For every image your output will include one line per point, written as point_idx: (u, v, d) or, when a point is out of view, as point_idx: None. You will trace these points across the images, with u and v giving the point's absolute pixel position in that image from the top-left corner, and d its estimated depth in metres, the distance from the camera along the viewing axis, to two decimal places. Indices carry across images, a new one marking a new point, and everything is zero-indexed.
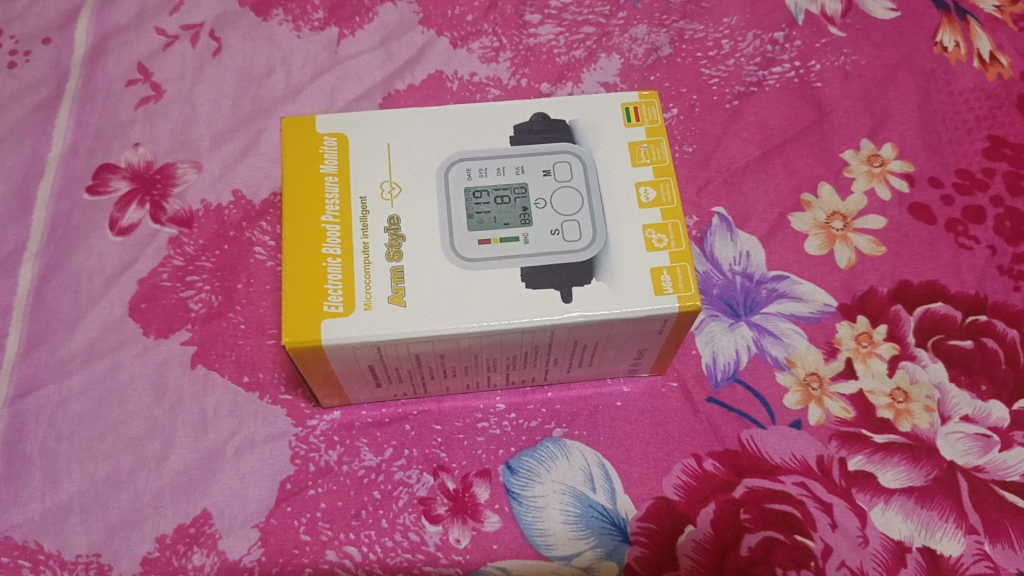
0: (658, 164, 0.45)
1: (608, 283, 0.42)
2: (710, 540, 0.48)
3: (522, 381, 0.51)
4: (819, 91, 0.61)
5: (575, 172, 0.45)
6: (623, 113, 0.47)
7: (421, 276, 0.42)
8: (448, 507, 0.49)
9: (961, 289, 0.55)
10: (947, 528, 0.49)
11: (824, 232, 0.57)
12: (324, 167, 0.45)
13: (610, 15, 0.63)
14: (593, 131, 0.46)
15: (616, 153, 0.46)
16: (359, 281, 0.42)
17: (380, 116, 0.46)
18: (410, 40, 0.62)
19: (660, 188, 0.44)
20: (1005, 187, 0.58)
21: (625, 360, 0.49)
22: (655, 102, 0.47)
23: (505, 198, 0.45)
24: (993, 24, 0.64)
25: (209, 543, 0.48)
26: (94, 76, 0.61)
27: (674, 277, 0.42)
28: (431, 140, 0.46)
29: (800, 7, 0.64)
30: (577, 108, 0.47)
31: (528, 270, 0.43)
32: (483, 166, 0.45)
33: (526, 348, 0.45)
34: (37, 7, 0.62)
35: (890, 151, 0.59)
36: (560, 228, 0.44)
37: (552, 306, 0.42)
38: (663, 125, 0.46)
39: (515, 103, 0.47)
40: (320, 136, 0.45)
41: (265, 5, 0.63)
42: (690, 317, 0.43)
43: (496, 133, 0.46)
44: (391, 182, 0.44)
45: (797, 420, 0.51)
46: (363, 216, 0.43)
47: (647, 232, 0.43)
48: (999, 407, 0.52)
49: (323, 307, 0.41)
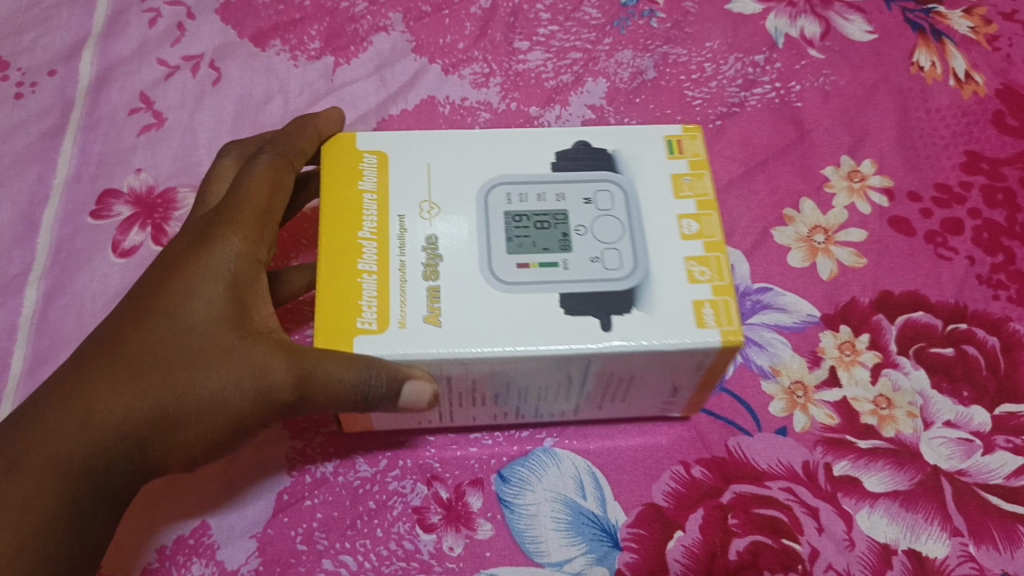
0: (701, 197, 0.46)
1: (647, 312, 0.43)
2: (699, 545, 0.49)
3: (554, 416, 0.51)
4: (799, 110, 0.63)
5: (616, 201, 0.46)
6: (666, 145, 0.48)
7: (459, 297, 0.43)
8: (441, 515, 0.50)
9: (941, 297, 0.56)
10: (932, 531, 0.50)
11: (806, 246, 0.58)
12: (363, 183, 0.46)
13: (596, 41, 0.66)
14: (635, 161, 0.48)
15: (658, 184, 0.47)
16: (394, 299, 0.43)
17: (424, 135, 0.48)
18: (403, 67, 0.65)
19: (702, 221, 0.46)
20: (982, 200, 0.60)
21: (659, 398, 0.49)
22: (698, 136, 0.49)
23: (545, 224, 0.46)
24: (967, 44, 0.65)
25: (208, 553, 0.49)
26: (98, 106, 0.63)
27: (716, 310, 0.43)
28: (471, 162, 0.47)
29: (780, 31, 0.66)
30: (619, 138, 0.49)
31: (567, 296, 0.44)
32: (523, 191, 0.47)
33: (559, 379, 0.45)
34: (43, 40, 0.65)
35: (869, 167, 0.61)
36: (601, 255, 0.45)
37: (591, 333, 0.42)
38: (706, 159, 0.48)
39: (558, 130, 0.49)
40: (362, 152, 0.47)
41: (264, 36, 0.65)
42: (729, 352, 0.43)
43: (538, 161, 0.48)
44: (430, 202, 0.46)
45: (782, 427, 0.52)
46: (401, 234, 0.45)
47: (689, 264, 0.44)
48: (980, 411, 0.53)
49: (357, 322, 0.42)
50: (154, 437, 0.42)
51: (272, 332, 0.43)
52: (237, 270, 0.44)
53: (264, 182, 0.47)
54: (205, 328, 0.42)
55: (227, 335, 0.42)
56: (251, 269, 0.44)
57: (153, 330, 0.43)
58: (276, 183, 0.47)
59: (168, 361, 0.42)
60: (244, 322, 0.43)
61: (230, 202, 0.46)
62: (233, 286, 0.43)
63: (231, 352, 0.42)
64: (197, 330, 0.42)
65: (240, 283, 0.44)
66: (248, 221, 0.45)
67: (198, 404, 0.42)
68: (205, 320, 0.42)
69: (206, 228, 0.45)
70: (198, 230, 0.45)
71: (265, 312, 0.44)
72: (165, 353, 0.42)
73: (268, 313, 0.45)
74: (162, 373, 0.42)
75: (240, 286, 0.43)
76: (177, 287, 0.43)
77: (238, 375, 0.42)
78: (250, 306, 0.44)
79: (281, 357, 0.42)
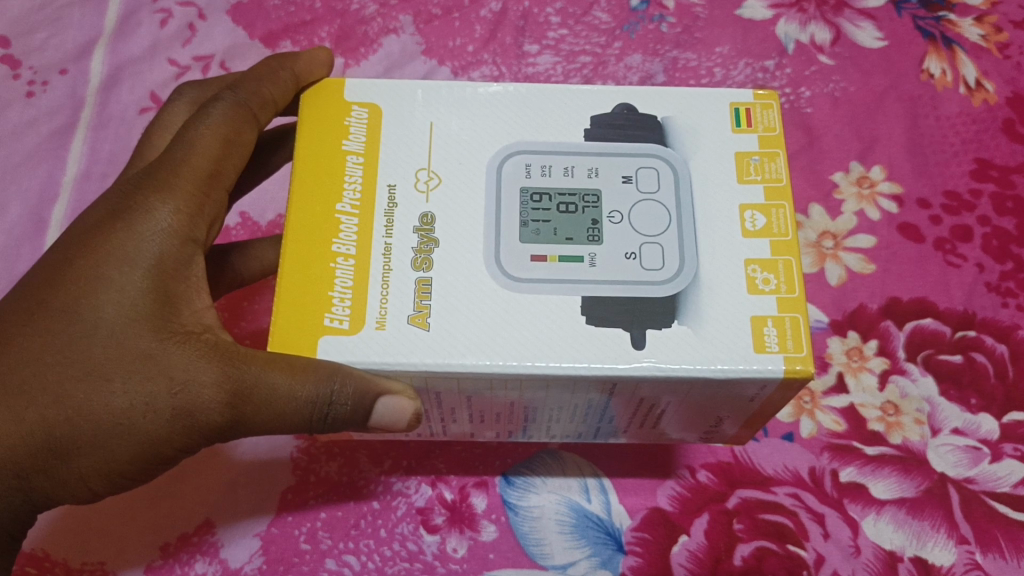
0: (772, 182, 0.42)
1: (693, 329, 0.39)
2: (703, 550, 0.49)
3: (567, 435, 0.49)
4: (808, 116, 0.63)
5: (662, 182, 0.42)
6: (732, 115, 0.44)
7: (452, 291, 0.39)
8: (445, 517, 0.50)
9: (950, 305, 0.56)
10: (939, 539, 0.49)
11: (814, 251, 0.58)
12: (347, 143, 0.42)
13: (606, 45, 0.66)
14: (690, 132, 0.43)
15: (720, 163, 0.42)
16: (373, 293, 0.39)
17: (436, 87, 0.44)
18: (412, 69, 0.65)
19: (771, 214, 0.41)
20: (991, 207, 0.59)
21: (700, 427, 0.46)
22: (773, 105, 0.44)
23: (572, 207, 0.42)
24: (978, 51, 0.65)
25: (211, 552, 0.49)
26: (109, 105, 0.63)
27: (781, 331, 0.38)
28: (485, 127, 0.43)
29: (790, 36, 0.66)
30: (674, 104, 0.44)
31: (592, 298, 0.39)
32: (546, 164, 0.43)
33: (578, 402, 0.42)
34: (55, 39, 0.65)
35: (878, 173, 0.61)
36: (638, 251, 0.41)
37: (621, 351, 0.38)
38: (779, 133, 0.43)
39: (600, 89, 0.45)
40: (349, 105, 0.43)
41: (274, 37, 0.66)
42: (793, 383, 0.38)
43: (572, 129, 0.44)
44: (429, 172, 0.42)
45: (789, 432, 0.52)
46: (389, 208, 0.41)
47: (750, 268, 0.40)
48: (989, 419, 0.52)
49: (324, 320, 0.39)
50: (52, 459, 0.38)
51: (203, 332, 0.39)
52: (163, 257, 0.39)
53: (216, 134, 0.42)
54: (120, 327, 0.38)
55: (145, 337, 0.38)
56: (180, 254, 0.40)
57: (56, 329, 0.38)
58: (229, 140, 0.43)
59: (72, 368, 0.38)
60: (169, 321, 0.39)
61: (165, 166, 0.41)
62: (158, 277, 0.39)
63: (146, 361, 0.38)
64: (110, 331, 0.38)
65: (166, 272, 0.39)
66: (181, 194, 0.41)
67: (100, 420, 0.38)
68: (115, 320, 0.38)
69: (131, 197, 0.41)
70: (119, 200, 0.41)
71: (198, 306, 0.40)
72: (70, 357, 0.38)
73: (203, 307, 0.40)
74: (61, 384, 0.37)
75: (165, 276, 0.39)
76: (89, 276, 0.39)
77: (152, 387, 0.38)
78: (177, 300, 0.39)
79: (213, 366, 0.38)
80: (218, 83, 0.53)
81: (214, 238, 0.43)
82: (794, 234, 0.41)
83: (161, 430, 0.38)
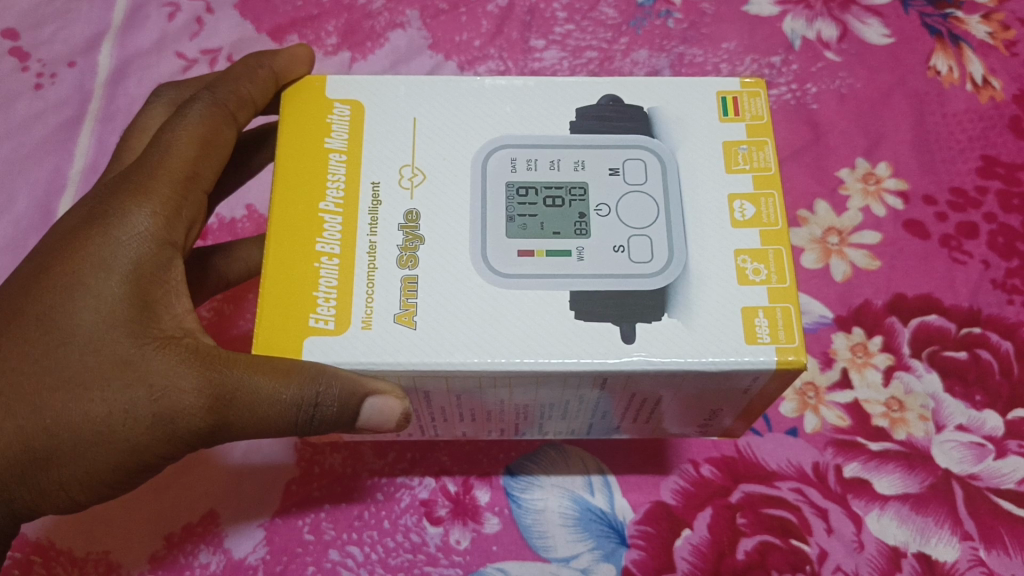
0: (760, 170, 0.42)
1: (683, 323, 0.39)
2: (707, 544, 0.49)
3: (559, 432, 0.49)
4: (815, 112, 0.63)
5: (650, 173, 0.42)
6: (720, 104, 0.44)
7: (437, 288, 0.39)
8: (448, 509, 0.50)
9: (956, 301, 0.56)
10: (943, 535, 0.49)
11: (819, 247, 0.58)
12: (330, 142, 0.42)
13: (612, 40, 0.66)
14: (678, 122, 0.43)
15: (708, 153, 0.42)
16: (358, 292, 0.39)
17: (419, 83, 0.44)
18: (419, 64, 0.65)
19: (760, 204, 0.41)
20: (998, 204, 0.59)
21: (695, 420, 0.46)
22: (760, 93, 0.44)
23: (559, 201, 0.42)
24: (985, 49, 0.65)
25: (215, 542, 0.49)
26: (116, 98, 0.64)
27: (771, 320, 0.38)
28: (470, 121, 0.43)
29: (797, 33, 0.66)
30: (660, 94, 0.44)
31: (580, 293, 0.39)
32: (531, 158, 0.43)
33: (569, 398, 0.42)
34: (63, 32, 0.65)
35: (884, 169, 0.61)
36: (626, 245, 0.41)
37: (611, 346, 0.38)
38: (767, 121, 0.43)
39: (584, 81, 0.45)
40: (330, 103, 0.43)
41: (280, 31, 0.66)
42: (787, 373, 0.38)
43: (557, 122, 0.44)
44: (413, 167, 0.42)
45: (793, 427, 0.52)
46: (373, 206, 0.41)
47: (740, 259, 0.40)
48: (993, 416, 0.52)
49: (309, 321, 0.39)
50: (35, 470, 0.38)
51: (183, 336, 0.39)
52: (141, 261, 0.40)
53: (191, 138, 0.43)
54: (98, 334, 0.38)
55: (124, 344, 0.38)
56: (158, 257, 0.40)
57: (33, 339, 0.38)
58: (206, 143, 0.43)
59: (51, 378, 0.38)
60: (147, 326, 0.39)
61: (143, 170, 0.42)
62: (134, 281, 0.39)
63: (124, 368, 0.38)
64: (87, 338, 0.38)
65: (144, 277, 0.39)
66: (158, 197, 0.41)
67: (79, 430, 0.38)
68: (90, 327, 0.38)
69: (109, 201, 0.41)
70: (97, 205, 0.41)
71: (177, 310, 0.40)
72: (48, 367, 0.38)
73: (183, 310, 0.40)
74: (40, 394, 0.38)
75: (142, 281, 0.39)
76: (65, 284, 0.39)
77: (132, 395, 0.38)
78: (156, 304, 0.39)
79: (193, 372, 0.38)
80: (196, 84, 0.53)
81: (196, 240, 0.43)
82: (784, 223, 0.41)
83: (143, 438, 0.38)
